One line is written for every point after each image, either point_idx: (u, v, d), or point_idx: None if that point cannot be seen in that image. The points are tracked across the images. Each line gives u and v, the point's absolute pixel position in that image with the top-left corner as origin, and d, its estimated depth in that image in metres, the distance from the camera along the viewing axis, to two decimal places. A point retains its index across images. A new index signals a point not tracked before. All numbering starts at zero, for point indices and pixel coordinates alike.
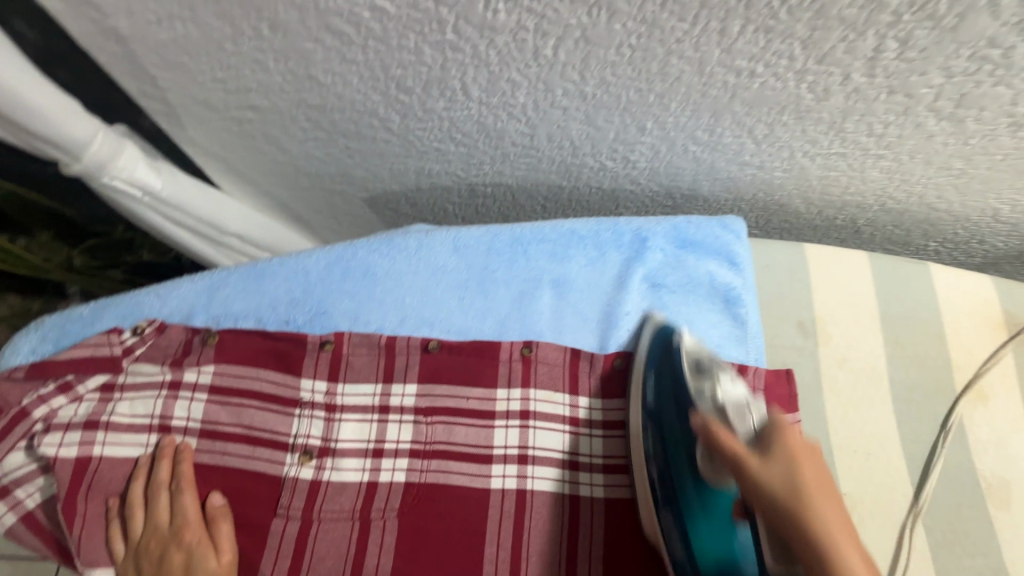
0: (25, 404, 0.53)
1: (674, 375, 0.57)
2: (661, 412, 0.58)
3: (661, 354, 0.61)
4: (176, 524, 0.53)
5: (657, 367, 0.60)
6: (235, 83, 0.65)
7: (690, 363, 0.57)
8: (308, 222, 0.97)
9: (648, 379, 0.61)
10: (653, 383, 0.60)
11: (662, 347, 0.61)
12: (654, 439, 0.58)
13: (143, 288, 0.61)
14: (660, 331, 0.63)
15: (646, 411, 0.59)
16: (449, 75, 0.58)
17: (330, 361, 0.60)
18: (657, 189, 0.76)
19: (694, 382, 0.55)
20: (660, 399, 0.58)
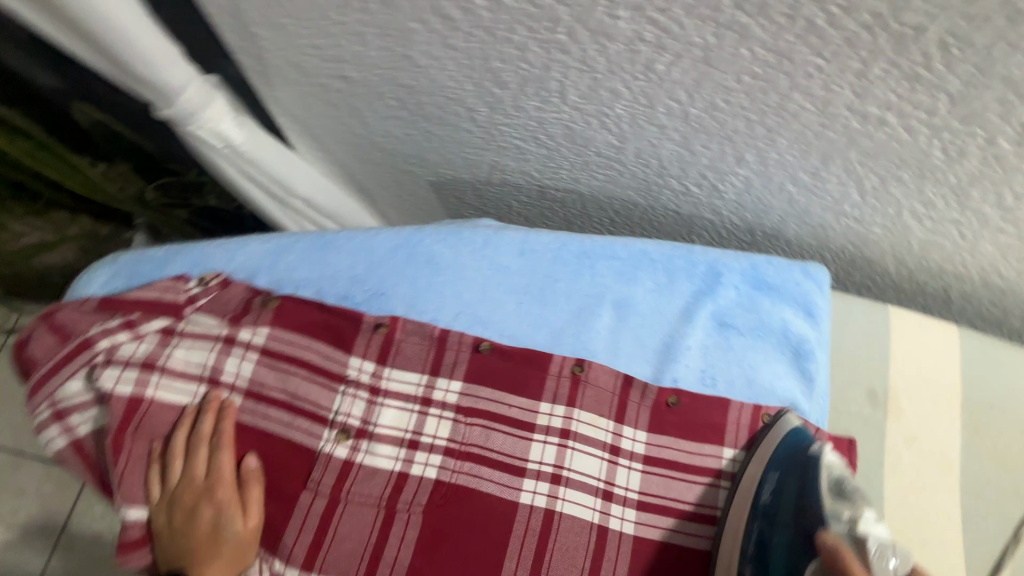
0: (91, 334, 0.55)
1: (804, 487, 0.52)
2: (780, 520, 0.52)
3: (788, 461, 0.55)
4: (211, 480, 0.53)
5: (782, 470, 0.55)
6: (332, 54, 0.64)
7: (830, 480, 0.51)
8: (373, 194, 0.97)
9: (769, 478, 0.56)
10: (774, 486, 0.55)
11: (792, 448, 0.56)
12: (758, 539, 0.53)
13: (215, 241, 0.62)
14: (791, 433, 0.57)
15: (760, 513, 0.54)
16: (549, 76, 0.56)
17: (381, 344, 0.60)
18: (738, 222, 0.72)
19: (829, 504, 0.49)
20: (780, 502, 0.53)
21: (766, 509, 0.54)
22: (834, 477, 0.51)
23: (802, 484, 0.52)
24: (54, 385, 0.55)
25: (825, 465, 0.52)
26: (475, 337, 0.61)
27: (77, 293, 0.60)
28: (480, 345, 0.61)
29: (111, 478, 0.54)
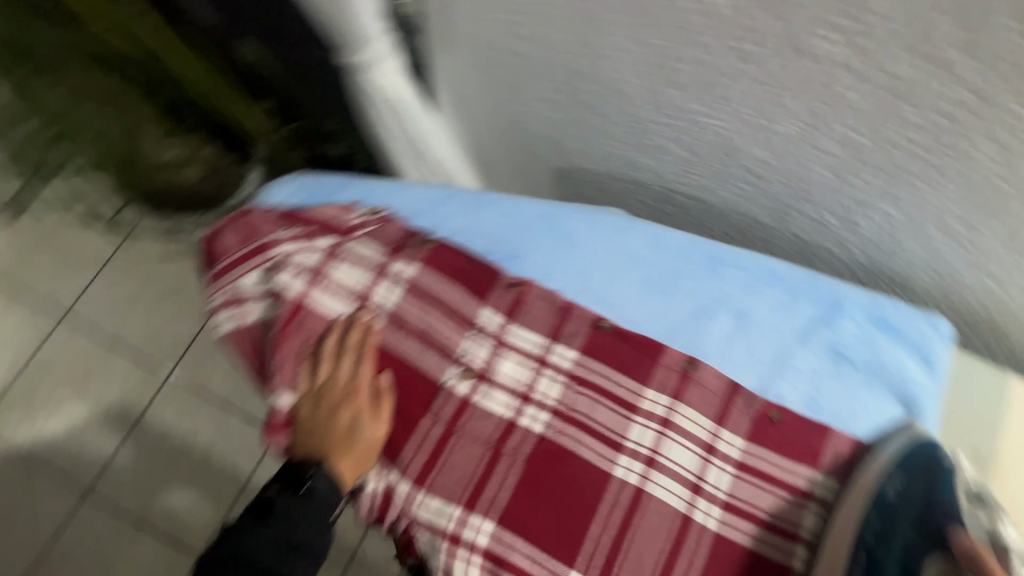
0: (274, 238, 0.62)
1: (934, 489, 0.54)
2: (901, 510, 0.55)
3: (917, 465, 0.57)
4: (352, 385, 0.58)
5: (907, 470, 0.57)
6: (519, 29, 0.69)
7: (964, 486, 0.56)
8: (496, 169, 1.03)
9: (891, 478, 0.58)
10: (897, 484, 0.57)
11: (922, 452, 0.58)
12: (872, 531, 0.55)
13: (384, 180, 0.69)
14: (921, 441, 0.59)
15: (875, 506, 0.56)
16: (724, 84, 0.59)
17: (512, 301, 0.64)
18: (864, 261, 0.73)
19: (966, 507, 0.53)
20: (903, 501, 0.55)
21: (885, 504, 0.56)
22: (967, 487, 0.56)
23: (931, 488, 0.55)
24: (235, 275, 0.61)
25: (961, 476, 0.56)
26: (596, 315, 0.65)
27: (257, 201, 0.67)
28: (600, 324, 0.65)
29: (270, 365, 0.60)
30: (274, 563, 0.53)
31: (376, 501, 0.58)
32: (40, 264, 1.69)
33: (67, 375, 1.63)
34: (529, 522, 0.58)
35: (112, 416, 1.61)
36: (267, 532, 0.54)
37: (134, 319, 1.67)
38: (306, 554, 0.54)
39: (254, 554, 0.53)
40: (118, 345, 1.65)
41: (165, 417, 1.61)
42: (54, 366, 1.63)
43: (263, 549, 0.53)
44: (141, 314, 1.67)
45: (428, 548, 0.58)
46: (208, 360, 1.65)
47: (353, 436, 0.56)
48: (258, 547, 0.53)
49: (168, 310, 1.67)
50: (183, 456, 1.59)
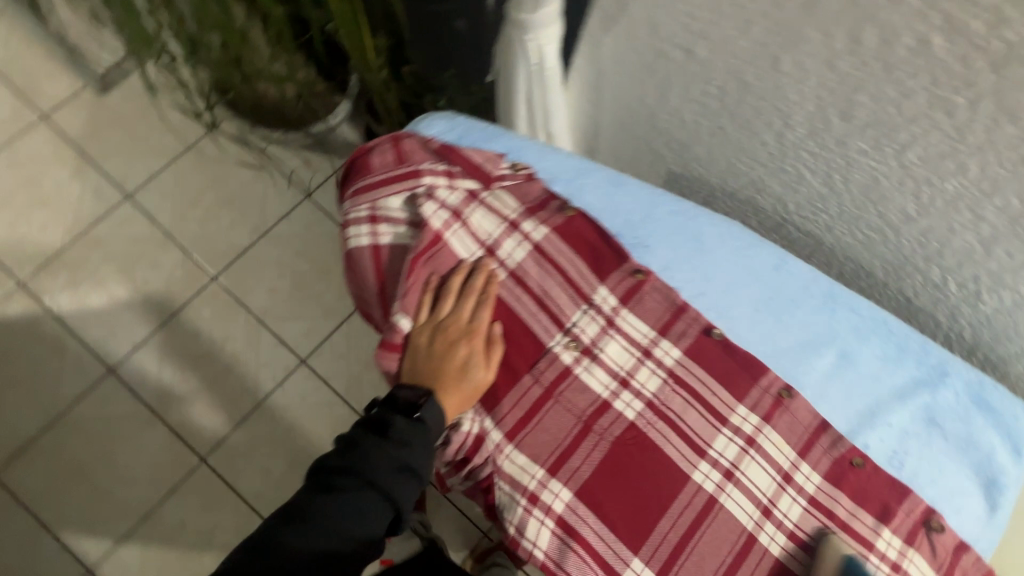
0: (422, 167, 0.62)
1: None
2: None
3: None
4: (470, 327, 0.59)
5: None
6: (701, 26, 0.67)
7: None
8: (604, 156, 1.04)
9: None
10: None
11: None
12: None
13: (529, 139, 0.69)
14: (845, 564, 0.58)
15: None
16: (904, 128, 0.58)
17: (629, 287, 0.65)
18: (967, 333, 0.74)
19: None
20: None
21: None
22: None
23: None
24: (381, 194, 0.62)
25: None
26: (709, 322, 0.65)
27: (407, 128, 0.67)
28: (711, 331, 0.65)
29: (396, 289, 0.60)
30: (393, 482, 0.51)
31: (468, 442, 0.59)
32: (116, 141, 1.70)
33: (117, 253, 1.65)
34: (606, 501, 0.59)
35: (149, 303, 1.62)
36: (386, 449, 0.52)
37: (193, 216, 1.68)
38: (421, 476, 0.53)
39: (373, 469, 0.51)
40: (171, 238, 1.66)
41: (200, 317, 1.62)
42: (106, 243, 1.65)
43: (381, 466, 0.51)
44: (201, 213, 1.68)
45: (505, 501, 0.58)
46: (254, 272, 1.66)
47: (464, 375, 0.57)
48: (377, 463, 0.51)
49: (227, 215, 1.69)
50: (209, 358, 1.59)
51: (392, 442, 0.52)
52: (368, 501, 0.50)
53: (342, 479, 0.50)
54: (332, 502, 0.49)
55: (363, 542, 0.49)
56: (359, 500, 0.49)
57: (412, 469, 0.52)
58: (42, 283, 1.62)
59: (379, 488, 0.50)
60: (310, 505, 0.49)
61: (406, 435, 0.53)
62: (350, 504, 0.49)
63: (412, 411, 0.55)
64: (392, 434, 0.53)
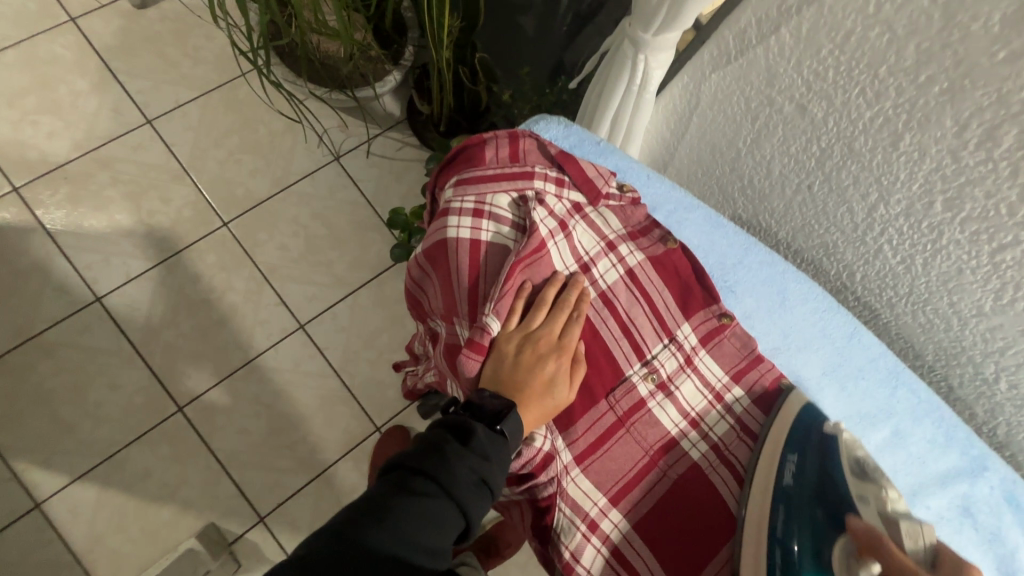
0: (537, 171, 0.61)
1: (829, 467, 0.54)
2: (803, 498, 0.52)
3: (809, 447, 0.56)
4: (561, 343, 0.58)
5: (800, 453, 0.56)
6: (825, 87, 0.68)
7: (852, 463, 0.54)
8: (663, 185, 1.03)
9: (788, 460, 0.56)
10: (796, 467, 0.55)
11: (806, 428, 0.58)
12: (783, 522, 0.51)
13: (638, 163, 0.70)
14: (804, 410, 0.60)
15: (781, 494, 0.54)
16: (1012, 231, 0.59)
17: (711, 328, 0.64)
18: (999, 431, 0.77)
19: (854, 483, 0.52)
20: (804, 484, 0.53)
21: (787, 490, 0.53)
22: (855, 458, 0.55)
23: (825, 472, 0.54)
24: (492, 190, 0.60)
25: (845, 448, 0.55)
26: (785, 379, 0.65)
27: (524, 128, 0.66)
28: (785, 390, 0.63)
29: (490, 292, 0.58)
30: (470, 494, 0.48)
31: (537, 459, 0.56)
32: (145, 62, 1.61)
33: (126, 177, 1.54)
34: (661, 543, 0.57)
35: (150, 237, 1.52)
36: (467, 458, 0.49)
37: (214, 156, 1.59)
38: (494, 491, 0.50)
39: (453, 478, 0.48)
40: (186, 173, 1.57)
41: (203, 262, 1.52)
42: (116, 164, 1.55)
43: (462, 476, 0.48)
44: (222, 154, 1.60)
45: (563, 524, 0.57)
46: (267, 225, 1.57)
47: (549, 390, 0.56)
48: (457, 473, 0.48)
49: (249, 162, 1.60)
50: (204, 306, 1.50)
51: (473, 452, 0.49)
52: (445, 510, 0.46)
53: (422, 483, 0.47)
54: (409, 505, 0.45)
55: (433, 553, 0.45)
56: (436, 506, 0.46)
57: (488, 484, 0.49)
58: (39, 195, 1.50)
59: (456, 498, 0.47)
60: (389, 506, 0.46)
61: (487, 448, 0.50)
62: (429, 510, 0.46)
63: (492, 421, 0.52)
64: (473, 445, 0.50)
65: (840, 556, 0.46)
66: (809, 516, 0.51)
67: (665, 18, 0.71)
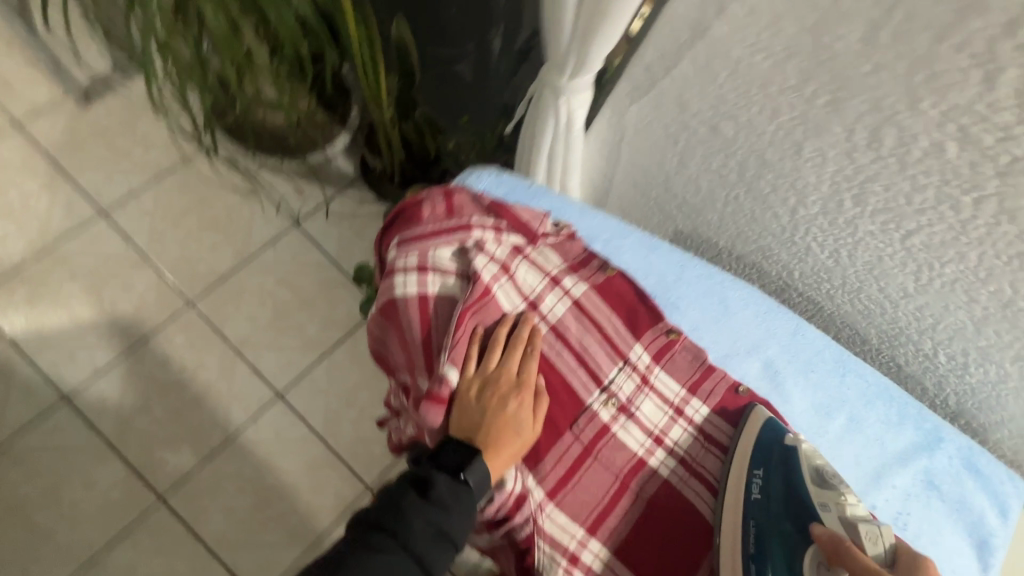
0: (474, 221, 0.63)
1: (792, 481, 0.59)
2: (769, 510, 0.58)
3: (773, 458, 0.60)
4: (521, 379, 0.60)
5: (766, 468, 0.60)
6: (730, 108, 0.74)
7: (813, 471, 0.59)
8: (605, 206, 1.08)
9: (754, 476, 0.60)
10: (762, 480, 0.59)
11: (771, 442, 0.61)
12: (756, 535, 0.56)
13: (571, 199, 0.73)
14: (769, 422, 0.63)
15: (751, 506, 0.58)
16: (917, 217, 0.64)
17: (662, 344, 0.67)
18: (952, 402, 0.80)
19: (815, 493, 0.57)
20: (771, 496, 0.58)
21: (756, 504, 0.58)
22: (815, 468, 0.60)
23: (789, 482, 0.59)
24: (434, 244, 0.62)
25: (805, 459, 0.60)
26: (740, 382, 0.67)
27: (460, 181, 0.69)
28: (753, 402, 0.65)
29: (444, 341, 0.60)
30: (428, 548, 0.47)
31: (510, 501, 0.57)
32: (94, 155, 1.62)
33: (85, 270, 1.54)
34: (643, 565, 0.59)
35: (115, 327, 1.50)
36: (426, 510, 0.49)
37: (173, 237, 1.60)
38: (455, 545, 0.50)
39: (412, 531, 0.47)
40: (146, 258, 1.57)
41: (172, 345, 1.51)
42: (73, 259, 1.54)
43: (421, 530, 0.48)
44: (181, 235, 1.61)
45: (545, 563, 0.58)
46: (234, 298, 1.57)
47: (512, 422, 0.57)
48: (416, 526, 0.48)
49: (209, 239, 1.61)
50: (178, 388, 1.48)
51: (433, 504, 0.50)
52: (404, 565, 0.46)
53: (381, 537, 0.47)
54: (366, 558, 0.45)
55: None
56: (394, 561, 0.46)
57: (449, 535, 0.49)
58: None
59: (415, 555, 0.47)
60: (345, 561, 0.44)
61: (447, 498, 0.51)
62: (389, 564, 0.45)
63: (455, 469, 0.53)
64: (433, 496, 0.50)
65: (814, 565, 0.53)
66: (779, 531, 0.56)
67: (578, 62, 0.76)
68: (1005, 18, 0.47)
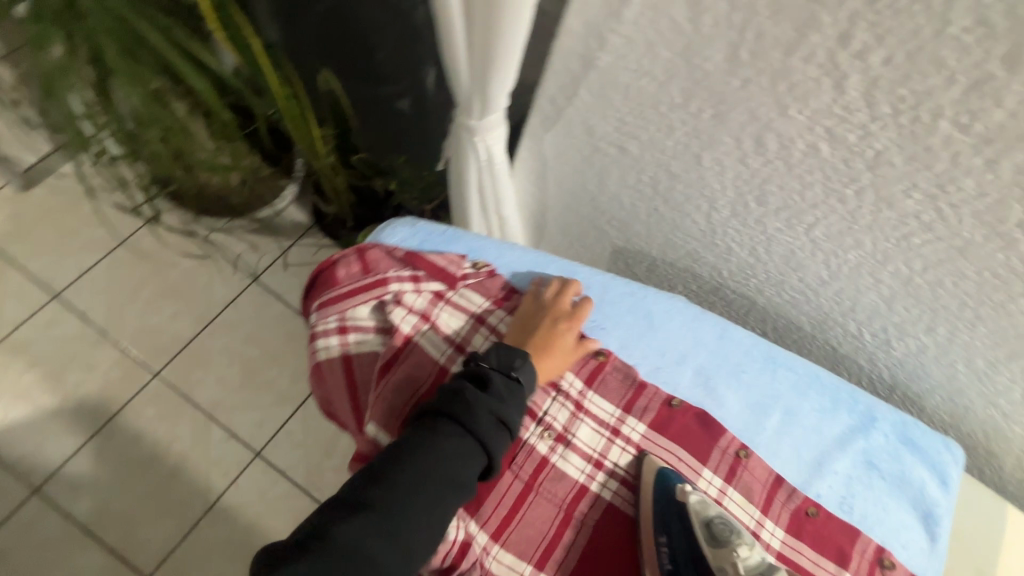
0: (388, 275, 0.65)
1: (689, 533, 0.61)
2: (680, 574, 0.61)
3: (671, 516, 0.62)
4: (573, 312, 0.68)
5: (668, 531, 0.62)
6: (631, 128, 0.76)
7: (704, 527, 0.61)
8: (544, 228, 1.09)
9: (660, 544, 0.62)
10: (669, 547, 0.62)
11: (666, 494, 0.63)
12: None
13: (489, 237, 0.75)
14: (662, 473, 0.65)
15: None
16: (812, 212, 0.66)
17: (592, 367, 0.71)
18: (886, 374, 0.80)
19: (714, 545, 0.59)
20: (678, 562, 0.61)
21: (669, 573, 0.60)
22: (706, 521, 0.61)
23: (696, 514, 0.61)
24: (349, 304, 0.65)
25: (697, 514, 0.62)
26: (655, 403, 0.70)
27: (375, 237, 0.71)
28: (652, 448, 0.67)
29: (369, 397, 0.63)
30: (489, 432, 0.54)
31: (454, 550, 0.58)
32: (43, 238, 1.62)
33: (46, 356, 1.52)
34: None
35: (82, 408, 1.48)
36: (486, 402, 0.56)
37: (131, 310, 1.59)
38: (511, 433, 0.56)
39: (473, 419, 0.55)
40: (106, 335, 1.56)
41: (142, 419, 1.49)
42: (32, 346, 1.52)
43: (482, 418, 0.55)
44: (139, 306, 1.60)
45: None
46: (201, 362, 1.56)
47: (555, 344, 0.66)
48: (477, 416, 0.55)
49: (168, 306, 1.60)
50: (153, 462, 1.45)
51: (490, 396, 0.56)
52: (469, 446, 0.54)
53: (448, 423, 0.55)
54: (437, 441, 0.53)
55: (460, 485, 0.53)
56: (459, 444, 0.54)
57: (506, 424, 0.56)
58: None
59: (477, 441, 0.54)
60: (420, 443, 0.53)
61: (503, 393, 0.57)
62: (455, 447, 0.53)
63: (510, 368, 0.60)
64: (490, 390, 0.57)
65: None
66: None
67: (480, 102, 0.78)
68: (838, 31, 0.49)
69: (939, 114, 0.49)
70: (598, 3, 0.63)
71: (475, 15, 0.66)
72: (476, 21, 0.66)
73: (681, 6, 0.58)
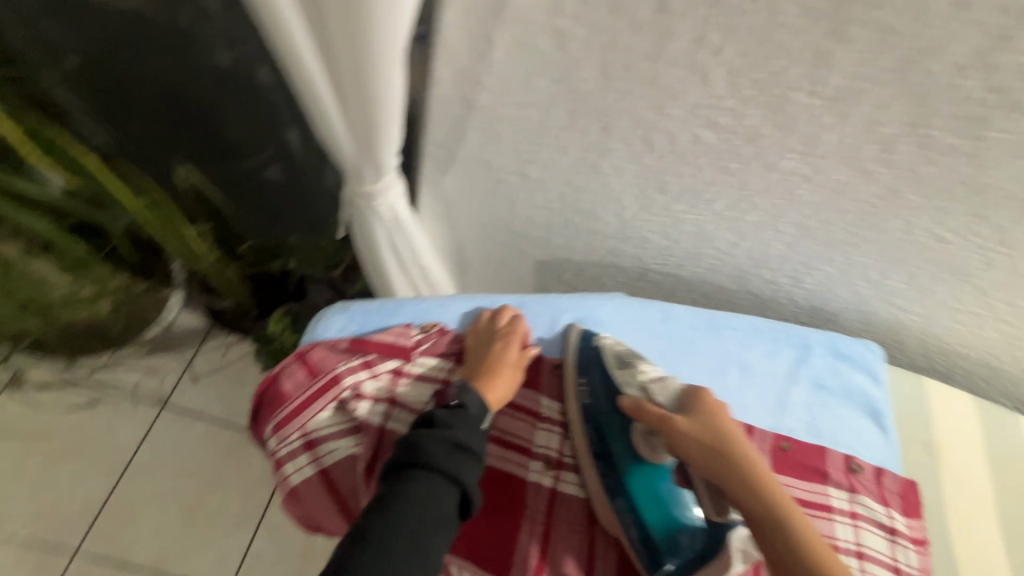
0: (338, 371, 0.63)
1: (609, 385, 0.69)
2: (600, 416, 0.68)
3: (589, 362, 0.71)
4: (508, 328, 0.69)
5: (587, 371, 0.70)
6: (526, 154, 0.78)
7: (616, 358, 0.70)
8: (467, 262, 1.08)
9: (581, 384, 0.70)
10: (588, 385, 0.70)
11: (586, 350, 0.72)
12: (598, 436, 0.67)
13: (429, 296, 0.73)
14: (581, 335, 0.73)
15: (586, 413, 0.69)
16: (709, 189, 0.73)
17: (559, 383, 0.73)
18: (802, 305, 0.90)
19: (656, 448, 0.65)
20: (597, 399, 0.69)
21: (589, 408, 0.69)
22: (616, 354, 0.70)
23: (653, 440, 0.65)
24: (307, 416, 0.62)
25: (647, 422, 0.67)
26: (619, 386, 0.68)
27: (314, 335, 0.69)
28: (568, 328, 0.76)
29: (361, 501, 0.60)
30: (449, 459, 0.53)
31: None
32: None
33: None
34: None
35: None
36: (435, 434, 0.55)
37: (19, 490, 1.34)
38: (474, 453, 0.55)
39: (428, 454, 0.53)
40: None
41: None
42: None
43: (437, 450, 0.53)
44: (29, 482, 1.35)
45: None
46: (127, 517, 1.33)
47: (497, 363, 0.65)
48: (431, 450, 0.53)
49: (66, 470, 1.37)
50: None
51: (439, 428, 0.56)
52: (435, 482, 0.51)
53: (407, 469, 0.52)
54: (403, 490, 0.50)
55: (445, 524, 0.50)
56: (421, 483, 0.51)
57: (463, 446, 0.55)
58: None
59: (441, 473, 0.52)
60: (385, 504, 0.50)
61: (449, 419, 0.57)
62: (421, 487, 0.51)
63: (449, 402, 0.60)
64: (437, 423, 0.56)
65: (643, 441, 0.65)
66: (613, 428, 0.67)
67: (370, 168, 0.77)
68: (691, 37, 0.55)
69: (790, 87, 0.57)
70: (465, 50, 0.65)
71: (346, 91, 0.65)
72: (347, 97, 0.65)
73: (546, 40, 0.61)
